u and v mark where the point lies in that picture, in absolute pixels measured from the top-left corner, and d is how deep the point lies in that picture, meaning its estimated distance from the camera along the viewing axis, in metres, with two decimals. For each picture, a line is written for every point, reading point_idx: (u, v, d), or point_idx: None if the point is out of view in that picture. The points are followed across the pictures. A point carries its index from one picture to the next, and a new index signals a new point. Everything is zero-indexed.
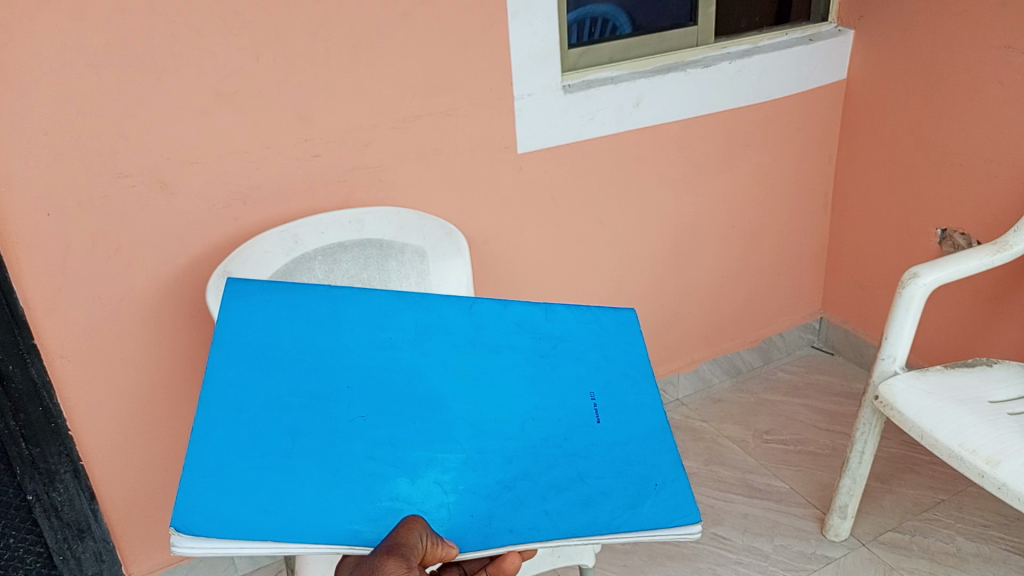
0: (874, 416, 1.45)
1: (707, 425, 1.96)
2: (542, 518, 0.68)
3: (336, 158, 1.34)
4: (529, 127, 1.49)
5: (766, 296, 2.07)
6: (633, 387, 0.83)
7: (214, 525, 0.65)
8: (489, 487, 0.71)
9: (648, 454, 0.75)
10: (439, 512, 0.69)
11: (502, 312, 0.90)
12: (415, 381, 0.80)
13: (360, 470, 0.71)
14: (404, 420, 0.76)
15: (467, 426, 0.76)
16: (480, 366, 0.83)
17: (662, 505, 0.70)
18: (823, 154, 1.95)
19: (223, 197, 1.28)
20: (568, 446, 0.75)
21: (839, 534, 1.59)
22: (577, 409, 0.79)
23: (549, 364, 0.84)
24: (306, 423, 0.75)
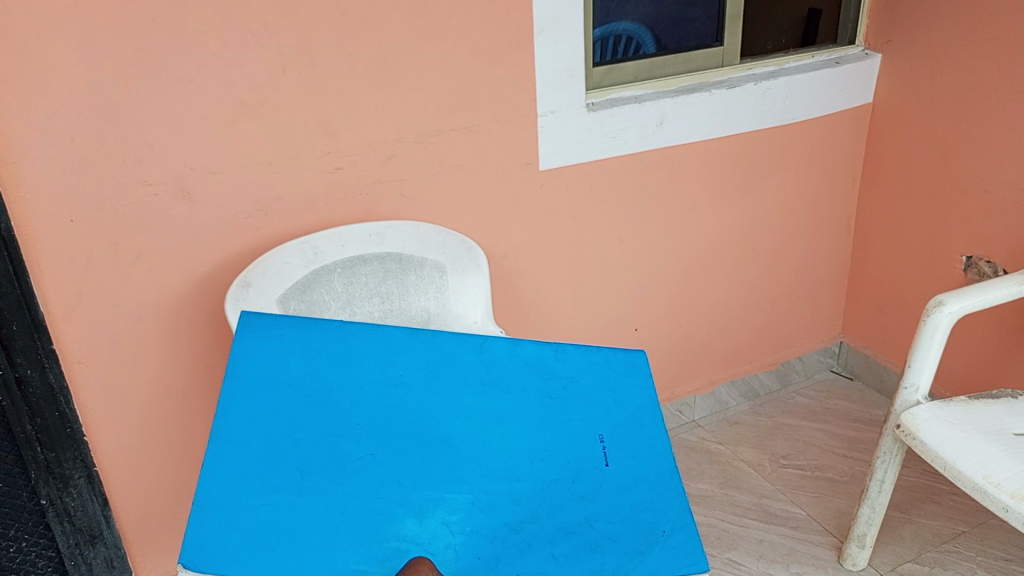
0: (896, 445, 1.43)
1: (723, 447, 1.93)
2: (547, 562, 0.79)
3: (359, 171, 1.34)
4: (551, 143, 1.49)
5: (786, 319, 2.05)
6: (640, 431, 0.93)
7: (234, 565, 0.78)
8: (496, 529, 0.82)
9: (656, 499, 0.86)
10: (446, 554, 0.79)
11: (517, 357, 1.01)
12: (430, 420, 0.93)
13: (372, 510, 0.83)
14: (416, 461, 0.89)
15: (475, 466, 0.88)
16: (488, 412, 0.95)
17: (668, 552, 0.80)
18: (847, 178, 1.93)
19: (245, 207, 1.29)
20: (576, 489, 0.86)
21: (856, 563, 1.56)
22: (585, 452, 0.90)
23: (557, 406, 0.96)
24: (327, 463, 0.88)
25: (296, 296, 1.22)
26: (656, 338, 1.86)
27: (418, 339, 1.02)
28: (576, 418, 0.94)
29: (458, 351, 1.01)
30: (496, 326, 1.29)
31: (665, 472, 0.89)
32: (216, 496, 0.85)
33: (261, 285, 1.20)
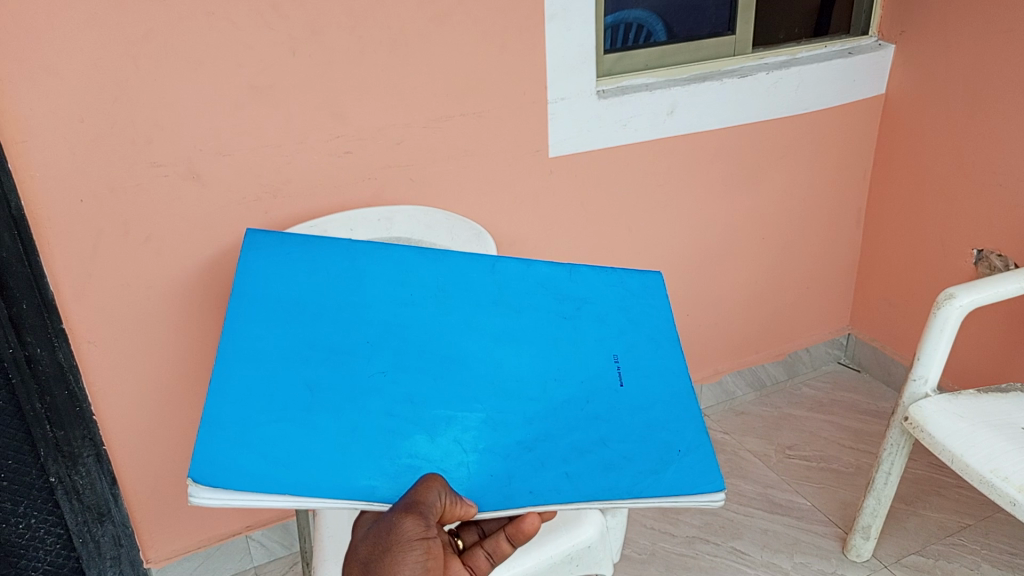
0: (903, 437, 1.42)
1: (728, 437, 1.93)
2: (562, 480, 0.72)
3: (368, 155, 1.34)
4: (561, 131, 1.48)
5: (794, 310, 2.04)
6: (655, 353, 0.86)
7: (235, 476, 0.69)
8: (510, 447, 0.74)
9: (672, 420, 0.79)
10: (459, 472, 0.72)
11: (529, 283, 0.94)
12: (439, 340, 0.85)
13: (382, 428, 0.75)
14: (427, 379, 0.80)
15: (490, 386, 0.80)
16: (501, 334, 0.87)
17: (685, 472, 0.73)
18: (858, 169, 1.92)
19: (254, 190, 1.29)
20: (590, 409, 0.79)
21: (860, 554, 1.56)
22: (600, 371, 0.83)
23: (573, 325, 0.89)
24: (335, 379, 0.79)
25: None
26: None
27: (428, 260, 0.95)
28: (592, 343, 0.87)
29: (468, 273, 0.93)
30: None
31: (676, 393, 0.82)
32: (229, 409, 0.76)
33: None
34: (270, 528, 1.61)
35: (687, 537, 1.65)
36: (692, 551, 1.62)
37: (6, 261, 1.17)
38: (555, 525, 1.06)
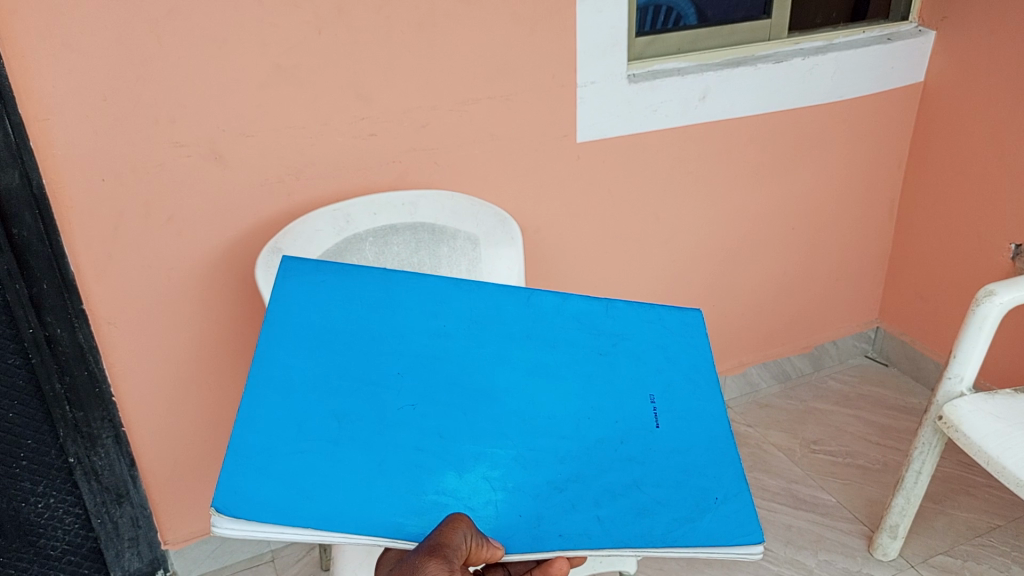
0: (936, 436, 1.39)
1: (752, 430, 1.90)
2: (594, 525, 0.65)
3: (392, 138, 1.31)
4: (590, 115, 1.45)
5: (822, 303, 2.00)
6: (696, 391, 0.79)
7: (253, 508, 0.63)
8: (540, 487, 0.68)
9: (713, 465, 0.72)
10: (486, 510, 0.66)
11: (564, 311, 0.86)
12: (467, 369, 0.78)
13: (407, 461, 0.68)
14: (453, 410, 0.73)
15: (520, 419, 0.73)
16: (533, 366, 0.79)
17: (722, 521, 0.67)
18: (892, 159, 1.87)
19: (277, 172, 1.27)
20: (626, 450, 0.71)
21: (886, 553, 1.52)
22: (638, 409, 0.76)
23: (609, 359, 0.81)
24: (360, 407, 0.72)
25: None
26: None
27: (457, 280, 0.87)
28: (631, 376, 0.79)
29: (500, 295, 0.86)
30: None
31: (720, 437, 0.74)
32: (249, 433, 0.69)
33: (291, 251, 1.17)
34: None
35: None
36: None
37: (27, 241, 1.16)
38: None
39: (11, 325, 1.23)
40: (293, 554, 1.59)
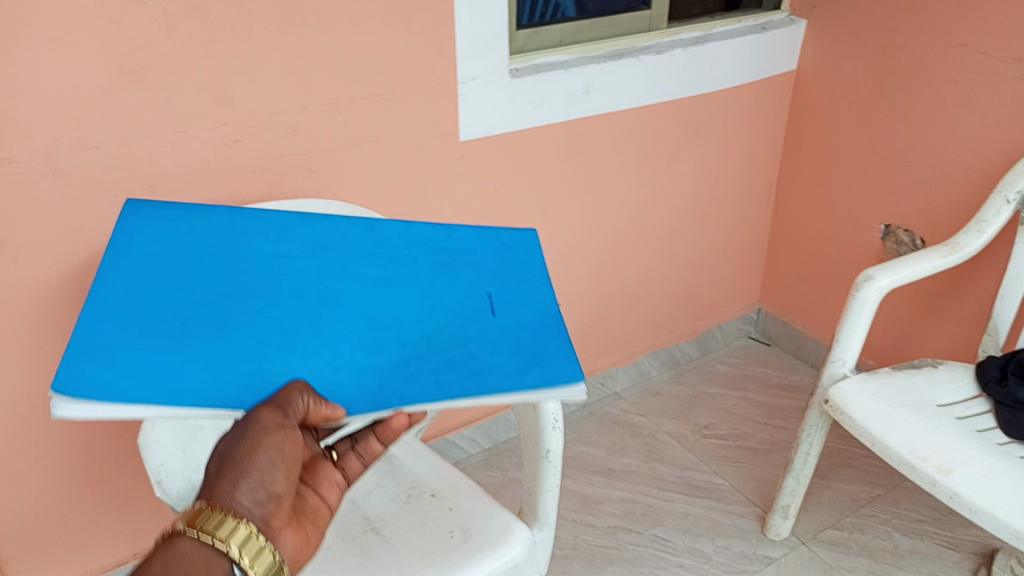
0: (822, 418, 1.42)
1: (645, 419, 1.91)
2: (429, 387, 0.69)
3: (259, 143, 1.22)
4: (473, 112, 1.39)
5: (707, 289, 2.03)
6: (530, 289, 0.81)
7: (99, 390, 0.64)
8: (378, 365, 0.72)
9: (541, 334, 0.76)
10: (328, 384, 0.70)
11: (412, 230, 0.88)
12: (310, 283, 0.79)
13: (253, 354, 0.71)
14: (297, 317, 0.75)
15: (361, 320, 0.76)
16: (378, 276, 0.81)
17: (547, 373, 0.70)
18: (768, 146, 1.91)
19: (130, 186, 1.15)
20: (462, 332, 0.75)
21: (779, 533, 1.55)
22: (472, 305, 0.78)
23: (447, 269, 0.82)
24: (205, 312, 0.74)
25: None
26: (579, 313, 1.81)
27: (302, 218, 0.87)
28: (473, 277, 0.81)
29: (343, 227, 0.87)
30: None
31: (558, 322, 0.78)
32: (92, 337, 0.70)
33: None
34: None
35: (609, 528, 1.61)
36: (615, 542, 1.58)
37: None
38: (480, 544, 0.99)
39: None
40: None
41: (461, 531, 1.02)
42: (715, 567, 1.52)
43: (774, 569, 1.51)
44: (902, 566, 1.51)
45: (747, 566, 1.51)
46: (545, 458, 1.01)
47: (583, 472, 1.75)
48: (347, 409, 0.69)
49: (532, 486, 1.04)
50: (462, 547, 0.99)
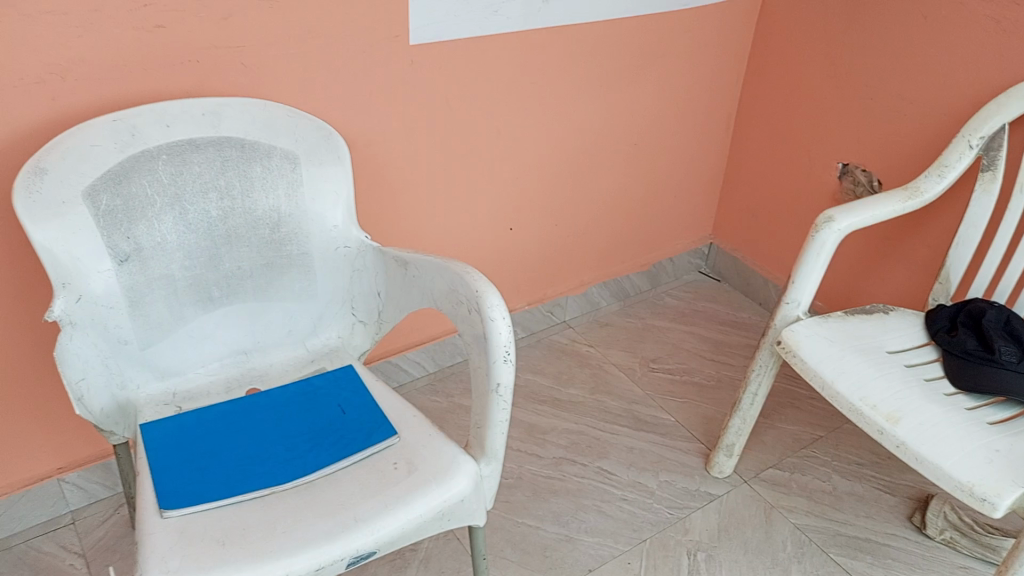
0: (771, 359, 1.39)
1: (593, 350, 1.87)
2: (321, 461, 0.96)
3: (185, 32, 1.09)
4: (424, 14, 1.28)
5: (661, 219, 1.98)
6: (363, 386, 1.08)
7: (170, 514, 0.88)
8: (288, 457, 0.96)
9: (374, 415, 1.03)
10: (266, 476, 0.93)
11: (282, 376, 1.13)
12: (226, 426, 1.00)
13: (216, 470, 0.94)
14: (224, 449, 0.97)
15: (270, 442, 0.98)
16: (245, 412, 1.03)
17: (383, 431, 1.00)
18: (731, 73, 1.84)
19: (35, 70, 1.01)
20: (331, 433, 1.00)
21: (722, 470, 1.55)
22: (327, 406, 1.04)
23: (310, 385, 1.08)
24: (175, 470, 0.93)
25: (109, 188, 0.96)
26: (531, 239, 1.74)
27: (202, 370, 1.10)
28: (319, 389, 1.07)
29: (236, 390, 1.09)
30: (356, 229, 1.13)
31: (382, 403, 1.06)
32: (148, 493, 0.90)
33: (61, 172, 0.94)
34: (90, 468, 1.39)
35: (554, 459, 1.58)
36: (559, 473, 1.55)
37: None
38: (424, 478, 0.93)
39: None
40: (99, 514, 1.40)
41: (404, 464, 0.96)
42: (659, 502, 1.50)
43: (717, 506, 1.50)
44: (840, 507, 1.51)
45: (689, 502, 1.50)
46: (495, 392, 0.94)
47: (529, 402, 1.71)
48: (253, 483, 0.92)
49: (480, 419, 0.98)
50: (405, 479, 0.93)
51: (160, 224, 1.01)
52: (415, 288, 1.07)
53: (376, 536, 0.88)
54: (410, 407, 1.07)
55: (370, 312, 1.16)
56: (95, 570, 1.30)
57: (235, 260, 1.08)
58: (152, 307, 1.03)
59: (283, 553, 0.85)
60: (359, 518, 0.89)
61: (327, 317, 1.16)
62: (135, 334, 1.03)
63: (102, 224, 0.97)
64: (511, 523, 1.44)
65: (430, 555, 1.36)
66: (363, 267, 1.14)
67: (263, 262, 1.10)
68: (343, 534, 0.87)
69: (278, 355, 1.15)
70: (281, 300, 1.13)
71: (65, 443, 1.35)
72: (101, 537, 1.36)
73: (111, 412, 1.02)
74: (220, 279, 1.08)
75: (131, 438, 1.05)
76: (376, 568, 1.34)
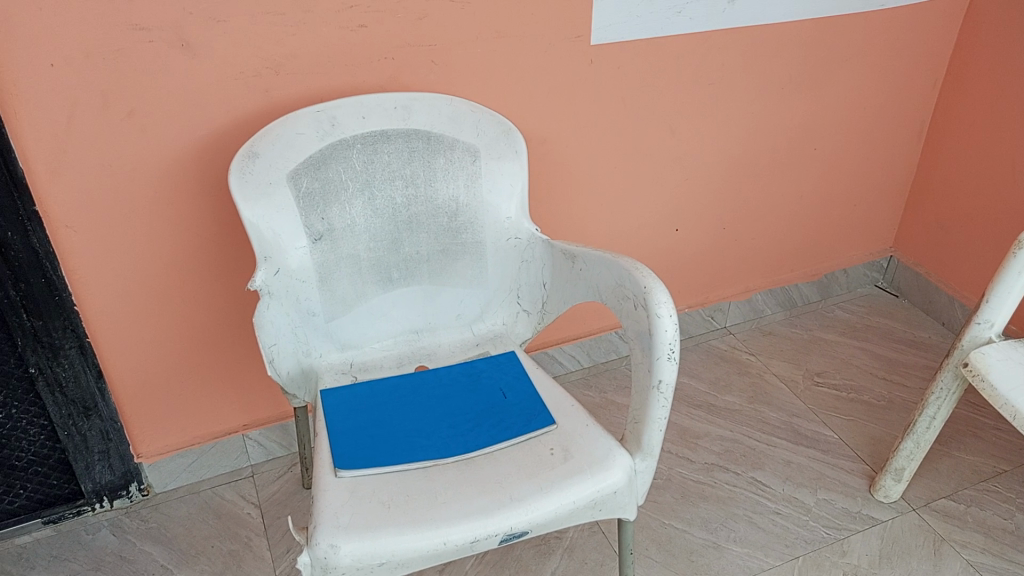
0: (954, 382, 1.31)
1: (755, 358, 1.82)
2: (480, 441, 1.01)
3: (384, 30, 1.17)
4: (607, 13, 1.30)
5: (837, 228, 1.89)
6: (522, 372, 1.12)
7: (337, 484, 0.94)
8: (449, 435, 1.02)
9: (532, 401, 1.07)
10: (429, 449, 0.99)
11: (447, 353, 1.19)
12: (393, 399, 1.07)
13: (384, 440, 1.00)
14: (390, 422, 1.03)
15: (433, 419, 1.04)
16: (413, 387, 1.09)
17: (540, 418, 1.04)
18: (928, 76, 1.72)
19: (254, 64, 1.13)
20: (489, 415, 1.05)
21: (888, 495, 1.47)
22: (488, 390, 1.09)
23: (473, 368, 1.13)
24: (347, 436, 1.01)
25: (309, 173, 1.06)
26: (697, 241, 1.72)
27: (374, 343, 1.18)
28: (483, 371, 1.12)
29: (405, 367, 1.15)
30: (527, 221, 1.17)
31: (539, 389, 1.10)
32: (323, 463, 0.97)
33: (270, 157, 1.04)
34: (270, 428, 1.52)
35: (705, 464, 1.56)
36: (710, 479, 1.53)
37: None
38: (579, 465, 0.96)
39: None
40: (274, 471, 1.53)
41: (561, 450, 0.98)
42: (815, 521, 1.44)
43: (879, 531, 1.43)
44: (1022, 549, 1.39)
45: (848, 524, 1.44)
46: (655, 389, 0.95)
47: (683, 405, 1.70)
48: (415, 455, 0.98)
49: (638, 414, 0.99)
50: (561, 465, 0.96)
51: (351, 207, 1.10)
52: (580, 282, 1.09)
53: (530, 516, 0.91)
54: (568, 397, 1.09)
55: (534, 302, 1.20)
56: (270, 520, 1.43)
57: (414, 245, 1.15)
58: (339, 284, 1.12)
59: (444, 521, 0.90)
60: (515, 497, 0.93)
61: (494, 304, 1.21)
62: (323, 307, 1.12)
63: (302, 206, 1.06)
64: (657, 523, 1.44)
65: (573, 546, 1.39)
66: (531, 259, 1.18)
67: (440, 248, 1.16)
68: (499, 511, 0.91)
69: (446, 336, 1.21)
70: (452, 287, 1.19)
71: (251, 402, 1.49)
72: (275, 491, 1.49)
73: (295, 376, 1.11)
74: (400, 262, 1.16)
75: (310, 402, 1.14)
76: (522, 551, 1.38)
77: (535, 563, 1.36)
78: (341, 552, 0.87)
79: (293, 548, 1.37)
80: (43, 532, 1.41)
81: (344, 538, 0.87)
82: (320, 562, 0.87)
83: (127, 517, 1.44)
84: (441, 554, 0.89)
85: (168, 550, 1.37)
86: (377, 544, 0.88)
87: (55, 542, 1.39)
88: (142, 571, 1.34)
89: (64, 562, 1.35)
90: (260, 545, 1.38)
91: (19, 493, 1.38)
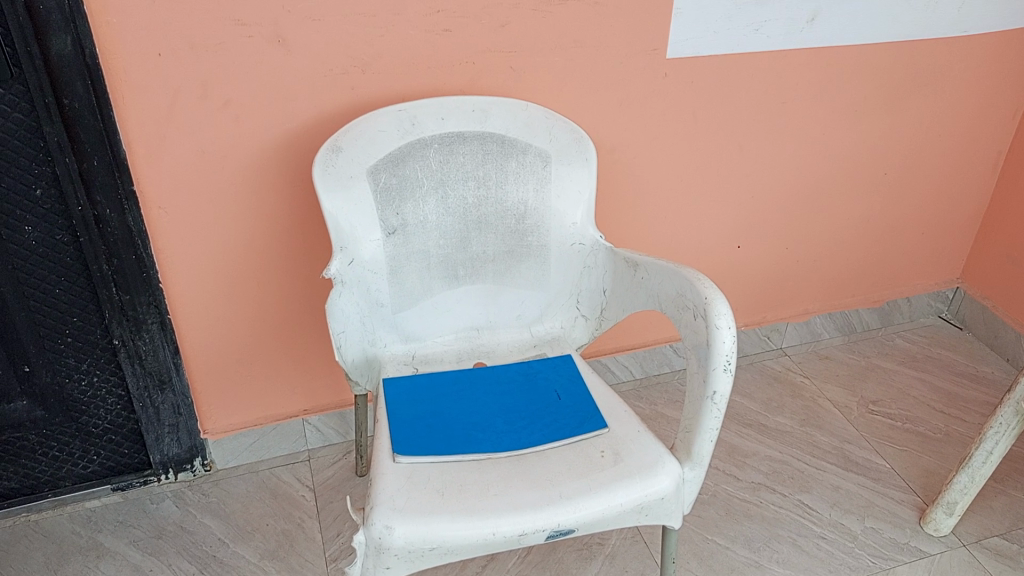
0: (1014, 418, 1.29)
1: (809, 382, 1.82)
2: (535, 435, 1.04)
3: (467, 36, 1.22)
4: (683, 29, 1.33)
5: (902, 255, 1.87)
6: (574, 374, 1.15)
7: (395, 469, 0.98)
8: (506, 428, 1.05)
9: (585, 402, 1.10)
10: (486, 440, 1.03)
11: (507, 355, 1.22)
12: (453, 391, 1.11)
13: (445, 429, 1.04)
14: (451, 413, 1.07)
15: (491, 412, 1.08)
16: (471, 382, 1.13)
17: (592, 420, 1.06)
18: (1008, 106, 1.70)
19: (342, 63, 1.18)
20: (544, 412, 1.08)
21: (938, 529, 1.45)
22: (543, 391, 1.11)
23: (530, 368, 1.16)
24: (409, 423, 1.05)
25: (388, 169, 1.11)
26: (759, 261, 1.72)
27: (438, 340, 1.22)
28: (538, 372, 1.15)
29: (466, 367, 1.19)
30: (593, 227, 1.19)
31: (591, 392, 1.13)
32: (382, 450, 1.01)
33: (352, 152, 1.09)
34: (328, 414, 1.58)
35: (753, 483, 1.56)
36: (756, 499, 1.53)
37: (78, 113, 1.10)
38: (628, 470, 0.98)
39: (58, 200, 1.17)
40: (329, 456, 1.58)
41: (611, 453, 1.01)
42: (861, 548, 1.43)
43: (926, 564, 1.41)
44: None
45: (896, 555, 1.42)
46: (710, 399, 0.97)
47: (734, 423, 1.70)
48: (473, 445, 1.02)
49: (690, 424, 1.00)
50: (610, 468, 0.98)
51: (424, 205, 1.15)
52: (641, 289, 1.12)
53: (577, 515, 0.94)
54: (621, 402, 1.11)
55: (594, 308, 1.22)
56: (322, 504, 1.48)
57: (482, 245, 1.19)
58: (407, 278, 1.17)
59: (494, 513, 0.93)
60: (564, 494, 0.95)
61: (553, 307, 1.24)
62: (390, 298, 1.17)
63: (379, 201, 1.12)
64: (700, 537, 1.45)
65: (615, 552, 1.40)
66: (593, 265, 1.20)
67: (506, 249, 1.20)
68: (548, 507, 0.94)
69: (505, 335, 1.25)
70: (514, 287, 1.23)
71: (312, 388, 1.54)
72: (329, 476, 1.54)
73: (359, 363, 1.16)
74: (466, 260, 1.20)
75: (371, 390, 1.18)
76: (564, 553, 1.40)
77: (576, 566, 1.38)
78: (395, 534, 0.91)
79: (343, 532, 1.42)
80: (111, 498, 1.48)
81: (399, 521, 0.91)
82: (374, 542, 0.91)
83: (189, 490, 1.50)
84: (489, 544, 0.93)
85: (225, 525, 1.43)
86: (429, 529, 0.91)
87: (121, 508, 1.46)
88: (200, 542, 1.40)
89: (128, 528, 1.42)
90: (312, 526, 1.43)
91: (93, 458, 1.46)
